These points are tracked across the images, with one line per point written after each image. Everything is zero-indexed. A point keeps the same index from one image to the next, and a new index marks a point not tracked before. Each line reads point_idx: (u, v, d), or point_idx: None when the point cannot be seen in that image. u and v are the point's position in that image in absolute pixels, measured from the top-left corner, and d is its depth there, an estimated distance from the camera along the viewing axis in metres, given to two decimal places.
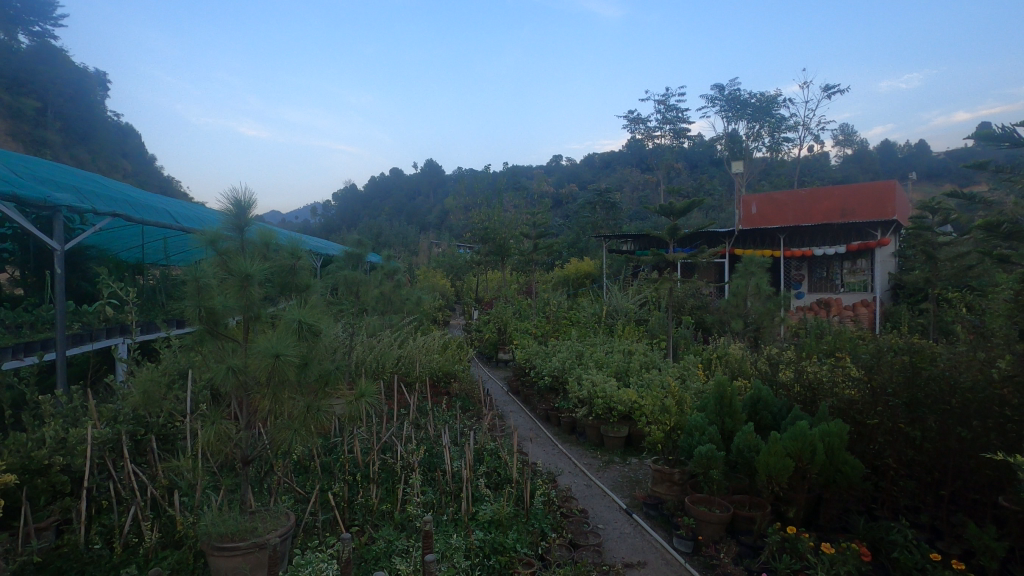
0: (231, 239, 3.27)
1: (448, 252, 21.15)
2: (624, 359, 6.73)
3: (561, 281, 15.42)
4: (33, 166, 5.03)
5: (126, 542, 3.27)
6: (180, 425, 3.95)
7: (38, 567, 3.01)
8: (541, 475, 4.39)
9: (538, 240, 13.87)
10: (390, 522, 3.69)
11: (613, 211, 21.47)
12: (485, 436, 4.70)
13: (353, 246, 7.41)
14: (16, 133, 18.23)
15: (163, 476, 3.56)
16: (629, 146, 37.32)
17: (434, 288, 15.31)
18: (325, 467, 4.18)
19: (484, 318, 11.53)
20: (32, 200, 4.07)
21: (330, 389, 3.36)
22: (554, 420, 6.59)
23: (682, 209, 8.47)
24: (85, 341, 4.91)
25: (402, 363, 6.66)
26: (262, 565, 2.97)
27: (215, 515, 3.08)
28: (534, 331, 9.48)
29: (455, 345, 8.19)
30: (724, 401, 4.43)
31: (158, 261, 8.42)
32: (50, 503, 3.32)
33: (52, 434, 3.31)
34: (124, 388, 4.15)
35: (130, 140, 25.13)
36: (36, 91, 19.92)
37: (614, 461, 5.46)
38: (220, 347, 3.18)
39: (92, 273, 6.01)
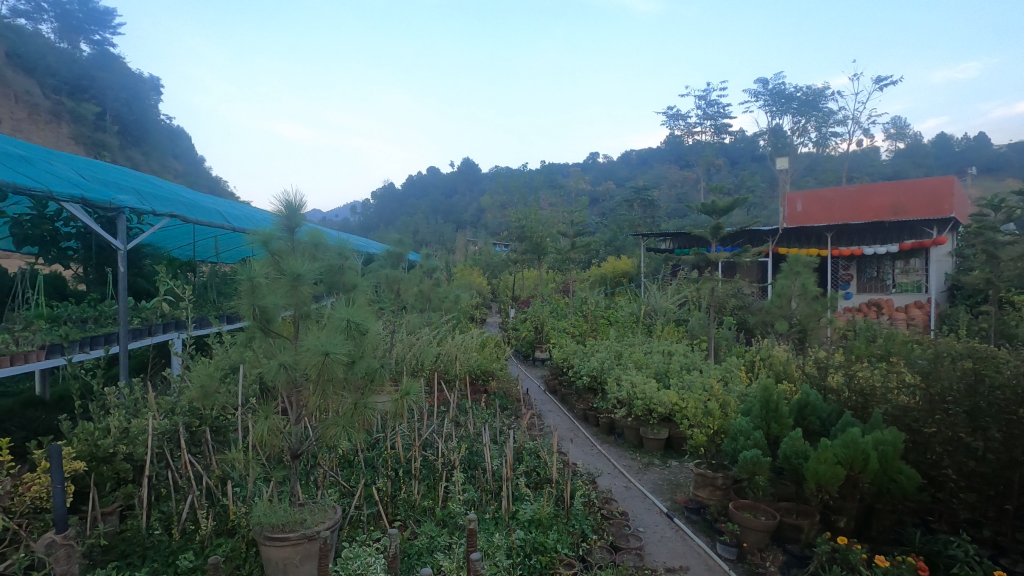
0: (283, 240, 3.35)
1: (484, 250, 21.28)
2: (663, 360, 6.61)
3: (598, 279, 15.29)
4: (98, 170, 5.31)
5: (183, 528, 3.43)
6: (231, 418, 4.10)
7: (105, 549, 3.20)
8: (581, 476, 4.38)
9: (576, 238, 13.80)
10: (432, 518, 3.76)
11: (651, 209, 21.21)
12: (524, 435, 4.72)
13: (393, 245, 7.54)
14: (77, 138, 19.28)
15: (217, 467, 3.70)
16: (667, 142, 36.71)
17: (471, 285, 15.44)
18: (368, 461, 4.29)
19: (520, 316, 11.55)
20: (98, 202, 4.28)
21: (375, 386, 3.44)
22: (593, 420, 6.57)
23: (725, 208, 8.26)
24: (144, 336, 5.17)
25: (441, 361, 6.76)
26: (311, 556, 3.07)
27: (267, 505, 3.20)
28: (571, 330, 9.45)
29: (492, 343, 8.23)
30: (771, 406, 4.28)
31: (209, 258, 8.75)
32: (114, 489, 3.50)
33: (116, 424, 3.50)
34: (181, 382, 4.34)
35: (179, 143, 26.14)
36: (95, 97, 21.00)
37: (654, 464, 5.40)
38: (271, 344, 3.28)
39: (148, 270, 6.30)
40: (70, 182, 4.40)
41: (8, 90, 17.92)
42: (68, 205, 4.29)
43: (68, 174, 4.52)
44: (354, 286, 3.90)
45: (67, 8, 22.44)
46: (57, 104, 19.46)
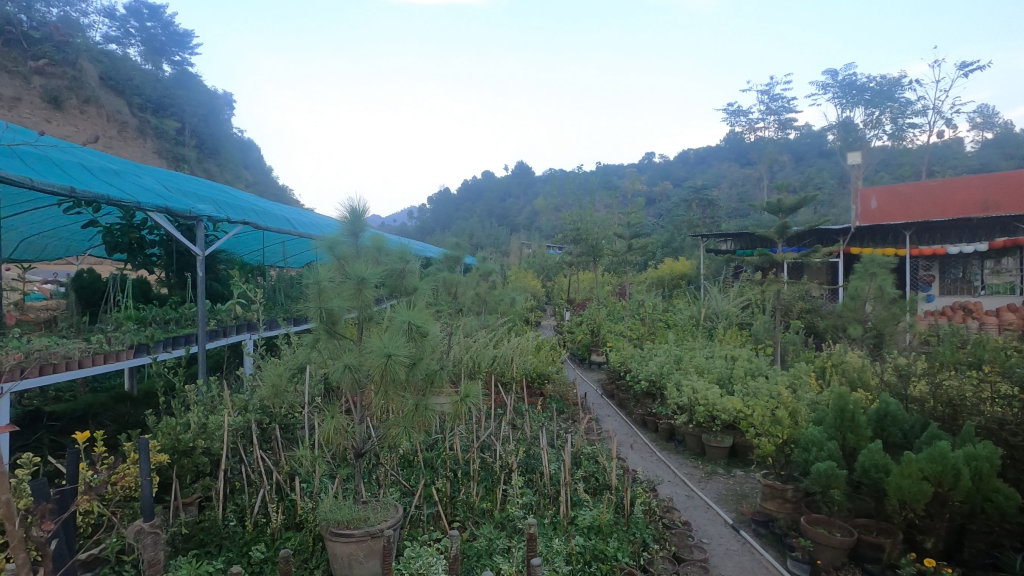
0: (347, 245, 3.46)
1: (539, 253, 21.30)
2: (726, 365, 6.36)
3: (656, 281, 14.95)
4: (179, 182, 5.67)
5: (256, 521, 3.58)
6: (299, 416, 4.27)
7: (186, 538, 3.40)
8: (641, 483, 4.28)
9: (633, 240, 13.56)
10: (491, 521, 3.77)
11: (711, 209, 20.58)
12: (582, 439, 4.68)
13: (452, 248, 7.68)
14: (161, 151, 20.77)
15: (286, 464, 3.85)
16: (728, 140, 35.60)
17: (525, 288, 15.46)
18: (427, 462, 4.36)
19: (576, 319, 11.45)
20: (180, 211, 4.57)
21: (435, 387, 3.49)
22: (652, 426, 6.42)
23: (792, 207, 7.89)
24: (220, 336, 5.48)
25: (498, 363, 6.79)
26: (374, 553, 3.14)
27: (333, 502, 3.30)
28: (628, 333, 9.28)
29: (548, 346, 8.19)
30: (846, 416, 4.00)
31: (277, 263, 9.20)
32: (194, 481, 3.72)
33: (195, 420, 3.73)
34: (253, 381, 4.56)
35: (249, 154, 27.64)
36: (177, 113, 22.58)
37: (717, 473, 5.21)
38: (336, 345, 3.38)
39: (223, 274, 6.67)
40: (155, 193, 4.72)
41: (102, 110, 19.50)
42: (154, 215, 4.60)
43: (152, 186, 4.84)
44: (414, 289, 3.96)
45: (151, 32, 24.25)
46: (143, 121, 21.01)
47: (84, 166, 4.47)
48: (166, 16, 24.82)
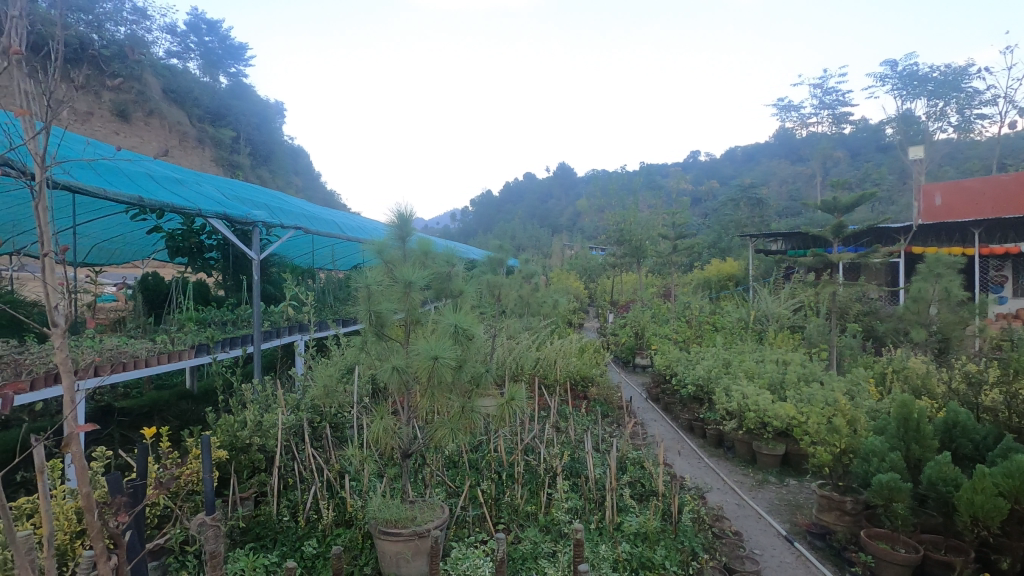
0: (395, 249, 3.52)
1: (581, 254, 21.16)
2: (778, 370, 6.14)
3: (702, 283, 14.59)
4: (237, 189, 5.92)
5: (308, 516, 3.68)
6: (348, 416, 4.39)
7: (243, 531, 3.54)
8: (689, 490, 4.19)
9: (678, 240, 13.29)
10: (536, 524, 3.76)
11: (760, 208, 19.94)
12: (627, 443, 4.61)
13: (495, 251, 7.74)
14: (218, 160, 21.77)
15: (335, 462, 3.95)
16: (778, 136, 34.42)
17: (567, 290, 15.40)
18: (472, 463, 4.40)
19: (620, 321, 11.32)
20: (238, 218, 4.77)
21: (480, 390, 3.52)
22: (699, 431, 6.27)
23: (848, 205, 7.55)
24: (274, 336, 5.68)
25: (541, 365, 6.79)
26: (421, 553, 3.18)
27: (382, 500, 3.37)
28: (674, 336, 9.11)
29: (592, 349, 8.13)
30: (910, 425, 3.79)
31: (326, 265, 9.48)
32: (251, 477, 3.88)
33: (251, 418, 3.89)
34: (305, 381, 4.71)
35: (299, 161, 28.60)
36: (232, 123, 23.61)
37: (769, 481, 5.04)
38: (384, 347, 3.44)
39: (276, 277, 6.93)
40: (215, 201, 4.94)
41: (165, 121, 20.58)
42: (214, 222, 4.83)
43: (212, 194, 5.07)
44: (460, 292, 3.98)
45: (209, 46, 25.45)
46: (201, 132, 22.06)
47: (150, 176, 4.73)
48: (222, 31, 25.99)
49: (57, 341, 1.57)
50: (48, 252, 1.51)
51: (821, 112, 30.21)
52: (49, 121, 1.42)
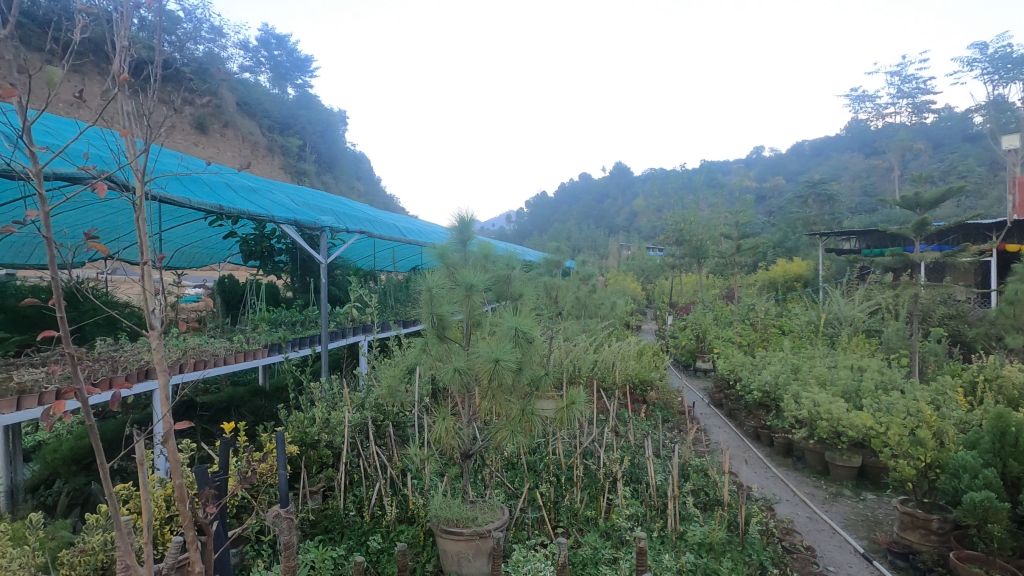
0: (457, 253, 3.59)
1: (639, 255, 20.77)
2: (853, 377, 5.79)
3: (767, 284, 13.98)
4: (306, 196, 6.18)
5: (372, 512, 3.78)
6: (410, 415, 4.50)
7: (312, 524, 3.69)
8: (757, 501, 4.03)
9: (741, 240, 12.81)
10: (595, 529, 3.72)
11: (831, 205, 18.90)
12: (689, 450, 4.48)
13: (553, 253, 7.73)
14: (286, 167, 22.86)
15: (398, 460, 4.04)
16: (850, 128, 32.53)
17: (625, 291, 15.16)
18: (531, 465, 4.41)
19: (680, 323, 11.03)
20: (307, 223, 4.98)
21: (540, 392, 3.52)
22: (766, 439, 6.02)
23: (932, 201, 7.00)
24: (340, 337, 5.91)
25: (599, 367, 6.71)
26: (482, 552, 3.22)
27: (444, 500, 3.43)
28: (737, 339, 8.78)
29: (651, 352, 7.96)
30: (1008, 440, 3.48)
31: (387, 267, 9.76)
32: (319, 471, 4.04)
33: (320, 415, 4.08)
34: (369, 380, 4.87)
35: (360, 166, 29.62)
36: (299, 132, 24.74)
37: (843, 495, 4.77)
38: (445, 349, 3.49)
39: (341, 279, 7.20)
40: (286, 207, 5.18)
41: (238, 132, 21.82)
42: (285, 228, 5.06)
43: (283, 201, 5.32)
44: (520, 295, 4.00)
45: (278, 59, 26.80)
46: (271, 141, 23.25)
47: (229, 186, 5.03)
48: (290, 44, 27.29)
49: (154, 342, 1.70)
50: (147, 259, 1.64)
51: (899, 101, 28.32)
52: (149, 138, 1.54)
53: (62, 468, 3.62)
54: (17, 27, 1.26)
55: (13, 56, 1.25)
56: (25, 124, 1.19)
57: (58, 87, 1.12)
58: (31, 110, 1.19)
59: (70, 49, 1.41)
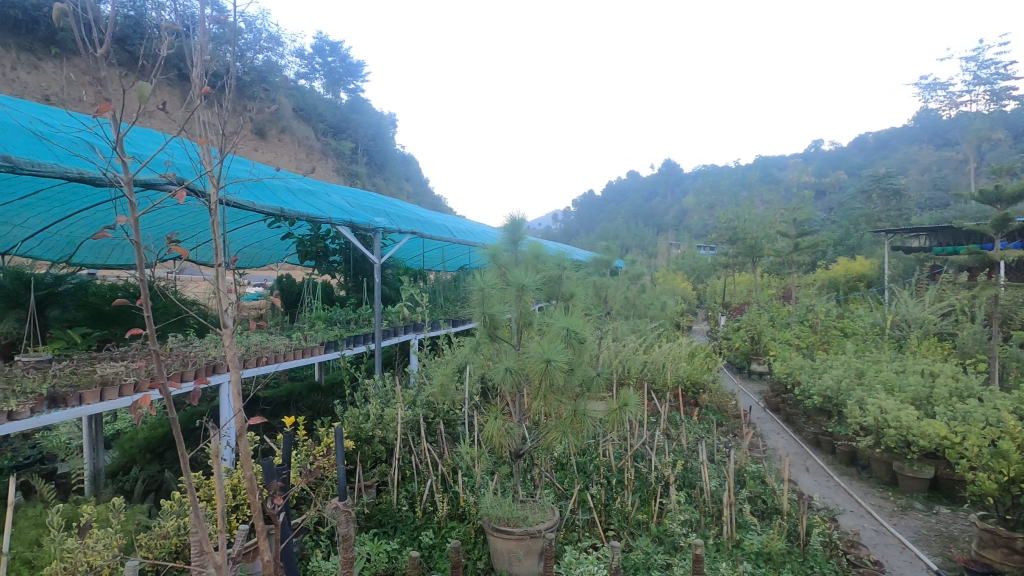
0: (508, 253, 3.60)
1: (689, 254, 20.30)
2: (924, 383, 5.45)
3: (827, 284, 13.38)
4: (360, 198, 6.36)
5: (424, 508, 3.86)
6: (460, 413, 4.56)
7: (367, 517, 3.80)
8: (819, 510, 3.85)
9: (799, 238, 12.32)
10: (647, 533, 3.66)
11: (898, 200, 17.88)
12: (745, 456, 4.34)
13: (602, 252, 7.65)
14: (339, 170, 23.59)
15: (449, 457, 4.10)
16: (919, 118, 30.67)
17: (675, 291, 14.86)
18: (581, 466, 4.39)
19: (733, 324, 10.70)
20: (361, 224, 5.12)
21: (591, 393, 3.49)
22: (828, 447, 5.76)
23: (1015, 195, 6.50)
24: (392, 335, 6.04)
25: (649, 368, 6.60)
26: (533, 552, 3.22)
27: (494, 498, 3.45)
28: (796, 342, 8.44)
29: (703, 353, 7.76)
30: None
31: (437, 267, 9.91)
32: (374, 466, 4.15)
33: (374, 412, 4.19)
34: (421, 378, 4.96)
35: (410, 168, 30.22)
36: (351, 135, 25.48)
37: (914, 508, 4.50)
38: (496, 348, 3.50)
39: (392, 279, 7.37)
40: (341, 209, 5.35)
41: (295, 137, 22.68)
42: (341, 229, 5.22)
43: (339, 203, 5.50)
44: (572, 295, 3.97)
45: (331, 65, 27.66)
46: (325, 145, 24.04)
47: (289, 189, 5.23)
48: (343, 51, 28.12)
49: (227, 340, 1.79)
50: (221, 261, 1.73)
51: (975, 88, 26.48)
52: (224, 147, 1.63)
53: (138, 456, 3.90)
54: (112, 45, 1.35)
55: (110, 74, 1.35)
56: (117, 137, 1.27)
57: (149, 101, 1.19)
58: (123, 123, 1.28)
59: (159, 65, 1.51)
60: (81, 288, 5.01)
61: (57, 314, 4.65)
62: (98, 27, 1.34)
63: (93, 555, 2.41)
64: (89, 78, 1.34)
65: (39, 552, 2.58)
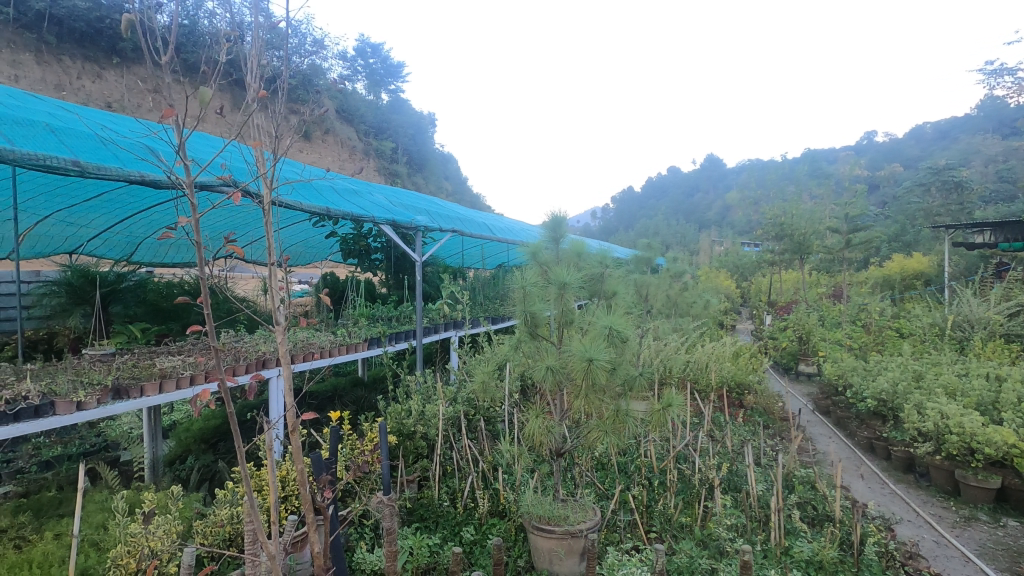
0: (549, 251, 3.59)
1: (733, 251, 19.77)
2: (989, 387, 5.15)
3: (881, 282, 12.81)
4: (402, 197, 6.46)
5: (465, 503, 3.89)
6: (500, 411, 4.58)
7: (409, 511, 3.85)
8: (874, 519, 3.69)
9: (851, 234, 11.82)
10: (691, 536, 3.59)
11: (960, 193, 16.93)
12: (793, 459, 4.20)
13: (644, 250, 7.55)
14: (380, 169, 24.04)
15: (489, 454, 4.12)
16: (984, 106, 28.92)
17: (718, 289, 14.51)
18: (621, 466, 4.35)
19: (780, 323, 10.38)
20: (403, 223, 5.20)
21: (634, 393, 3.44)
22: (883, 452, 5.51)
23: None
24: (433, 332, 6.12)
25: (691, 368, 6.46)
26: (574, 552, 3.20)
27: (535, 496, 3.45)
28: (847, 342, 8.12)
29: (748, 353, 7.54)
30: None
31: (476, 265, 9.98)
32: (416, 462, 4.21)
33: (416, 408, 4.25)
34: (461, 375, 5.00)
35: (448, 167, 30.53)
36: (392, 135, 25.92)
37: (978, 519, 4.25)
38: (538, 347, 3.50)
39: (433, 276, 7.46)
40: (384, 208, 5.44)
41: (337, 138, 23.23)
42: (384, 228, 5.32)
43: (382, 203, 5.60)
44: (613, 293, 3.92)
45: (373, 67, 28.18)
46: (367, 145, 24.54)
47: (334, 189, 5.36)
48: (384, 52, 28.60)
49: (279, 336, 1.85)
50: (274, 260, 1.78)
51: None
52: (278, 150, 1.68)
53: (193, 446, 4.10)
54: (175, 53, 1.40)
55: (174, 82, 1.41)
56: (180, 142, 1.32)
57: (210, 106, 1.24)
58: (186, 128, 1.32)
59: (218, 71, 1.57)
60: (141, 285, 5.27)
61: (119, 310, 4.91)
62: (163, 38, 1.40)
63: (154, 540, 2.53)
64: (155, 86, 1.40)
65: (105, 535, 2.73)
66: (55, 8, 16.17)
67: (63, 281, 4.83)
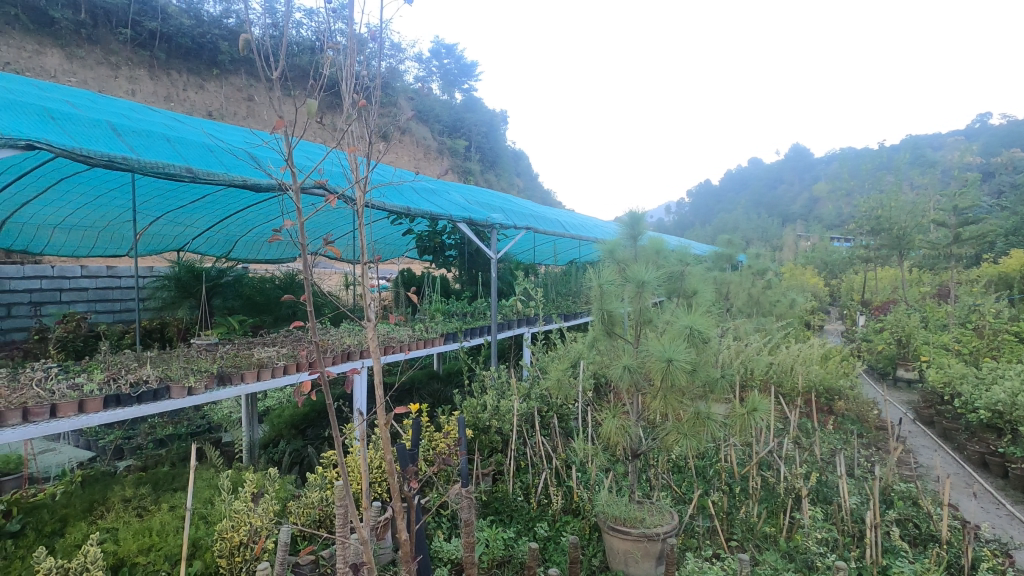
0: (626, 249, 3.54)
1: (821, 246, 18.56)
2: None
3: (997, 281, 11.58)
4: (478, 195, 6.56)
5: (539, 499, 3.92)
6: (573, 408, 4.56)
7: (484, 504, 3.93)
8: (986, 541, 3.36)
9: (961, 227, 10.74)
10: (776, 548, 3.42)
11: None
12: (892, 472, 3.90)
13: (725, 246, 7.25)
14: (454, 168, 24.56)
15: (562, 452, 4.12)
16: None
17: (804, 287, 13.71)
18: (699, 470, 4.21)
19: (875, 325, 9.64)
20: (479, 221, 5.29)
21: (716, 395, 3.32)
22: (998, 469, 4.98)
23: None
24: (507, 328, 6.20)
25: (775, 370, 6.14)
26: (650, 556, 3.14)
27: (611, 497, 3.42)
28: (955, 347, 7.41)
29: (839, 355, 7.07)
30: None
31: (549, 261, 9.97)
32: (491, 456, 4.28)
33: (490, 403, 4.32)
34: (535, 371, 5.03)
35: (519, 163, 30.68)
36: (465, 134, 26.40)
37: None
38: (614, 346, 3.44)
39: (506, 272, 7.54)
40: (460, 207, 5.55)
41: (414, 138, 23.97)
42: (461, 225, 5.43)
43: (458, 201, 5.71)
44: (694, 292, 3.80)
45: (447, 67, 28.77)
46: (442, 144, 25.14)
47: (414, 189, 5.54)
48: (458, 52, 29.10)
49: (369, 331, 1.93)
50: (366, 258, 1.86)
51: None
52: (371, 155, 1.75)
53: (284, 430, 4.40)
54: (283, 66, 1.49)
55: (282, 95, 1.50)
56: (287, 151, 1.40)
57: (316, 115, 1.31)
58: (293, 137, 1.40)
59: (320, 82, 1.66)
60: (238, 280, 5.72)
61: (220, 303, 5.42)
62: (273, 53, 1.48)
63: (255, 518, 2.73)
64: (264, 97, 1.50)
65: (212, 510, 2.97)
66: (166, 27, 17.69)
67: (172, 276, 5.35)
